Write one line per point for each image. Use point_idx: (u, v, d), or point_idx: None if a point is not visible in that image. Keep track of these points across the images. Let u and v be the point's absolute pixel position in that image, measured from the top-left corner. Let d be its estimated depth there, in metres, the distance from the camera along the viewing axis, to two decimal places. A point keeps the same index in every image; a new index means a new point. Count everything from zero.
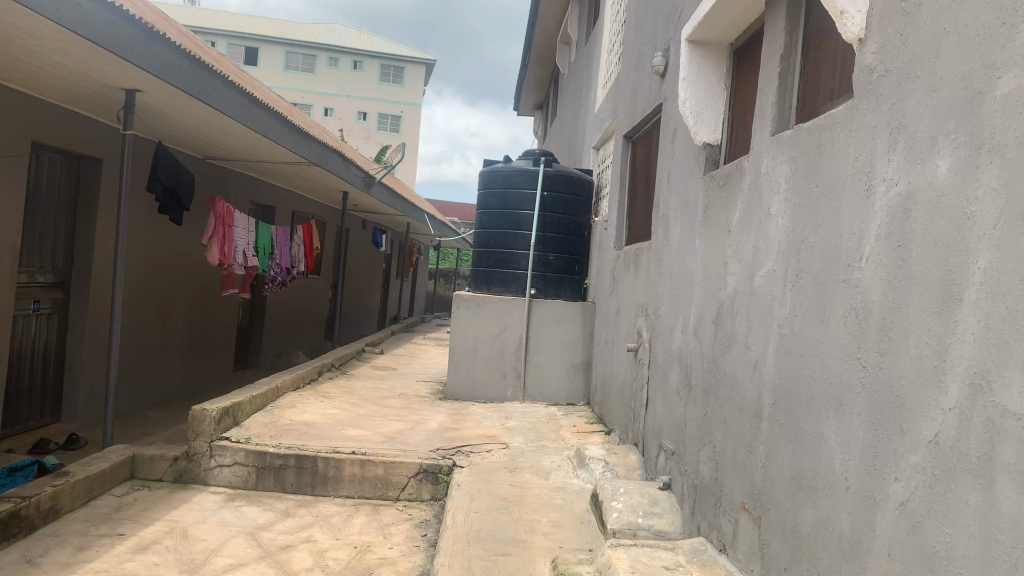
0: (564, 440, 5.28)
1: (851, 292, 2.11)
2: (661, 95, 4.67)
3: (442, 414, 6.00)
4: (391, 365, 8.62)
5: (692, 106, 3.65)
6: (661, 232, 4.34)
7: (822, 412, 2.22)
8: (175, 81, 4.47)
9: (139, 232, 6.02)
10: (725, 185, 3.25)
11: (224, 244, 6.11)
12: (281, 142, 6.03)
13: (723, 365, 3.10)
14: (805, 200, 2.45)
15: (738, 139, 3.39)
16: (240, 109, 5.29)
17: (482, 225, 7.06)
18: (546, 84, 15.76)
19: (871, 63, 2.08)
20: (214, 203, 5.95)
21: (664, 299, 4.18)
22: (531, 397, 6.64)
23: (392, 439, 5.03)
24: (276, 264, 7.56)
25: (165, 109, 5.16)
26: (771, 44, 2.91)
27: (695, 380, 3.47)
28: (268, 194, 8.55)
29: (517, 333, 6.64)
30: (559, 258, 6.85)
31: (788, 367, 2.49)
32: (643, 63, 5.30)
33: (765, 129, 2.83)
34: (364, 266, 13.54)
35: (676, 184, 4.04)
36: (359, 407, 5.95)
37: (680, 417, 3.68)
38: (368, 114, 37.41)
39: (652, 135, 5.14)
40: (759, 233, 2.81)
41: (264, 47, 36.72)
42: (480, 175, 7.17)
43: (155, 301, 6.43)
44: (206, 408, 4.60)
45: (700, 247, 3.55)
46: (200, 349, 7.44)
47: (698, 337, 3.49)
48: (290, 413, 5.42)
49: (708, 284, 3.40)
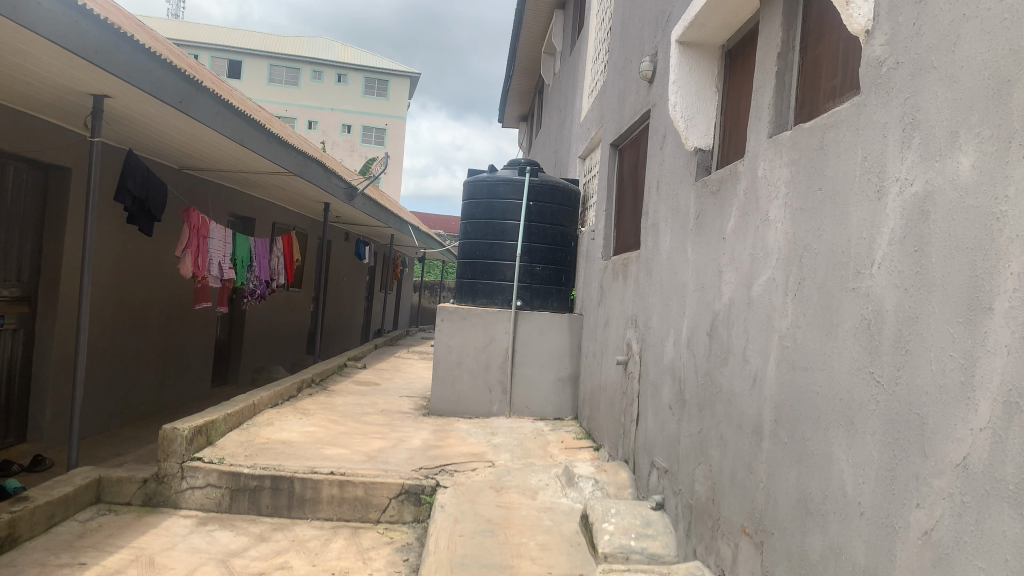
0: (552, 458, 5.10)
1: (861, 302, 1.96)
2: (649, 101, 4.54)
3: (425, 431, 5.81)
4: (373, 380, 8.41)
5: (682, 110, 3.48)
6: (651, 242, 4.20)
7: (831, 431, 2.07)
8: (147, 86, 4.30)
9: (110, 244, 5.83)
10: (719, 191, 3.10)
11: (198, 256, 5.91)
12: (259, 151, 5.85)
13: (719, 378, 2.95)
14: (807, 204, 2.31)
15: (732, 143, 3.25)
16: (216, 116, 5.11)
17: (466, 236, 6.89)
18: (531, 96, 15.64)
19: (880, 54, 1.94)
20: (189, 213, 5.74)
21: (655, 310, 4.03)
22: (517, 412, 6.46)
23: (373, 458, 4.84)
24: (255, 277, 7.34)
25: (136, 116, 4.97)
26: (767, 43, 2.78)
27: (689, 394, 3.32)
28: (246, 205, 8.35)
29: (503, 346, 6.47)
30: (545, 269, 6.69)
31: (791, 382, 2.34)
32: (630, 69, 5.17)
33: (762, 131, 2.68)
34: (346, 278, 13.33)
35: (667, 193, 3.90)
36: (339, 424, 5.75)
37: (673, 433, 3.53)
38: (352, 127, 37.26)
39: (640, 142, 5.00)
40: (756, 240, 2.67)
41: (247, 60, 36.51)
42: (463, 185, 7.01)
43: (128, 316, 6.23)
44: (177, 427, 4.39)
45: (693, 256, 3.41)
46: (177, 365, 7.23)
47: (691, 350, 3.33)
48: (266, 431, 5.21)
49: (702, 295, 3.25)
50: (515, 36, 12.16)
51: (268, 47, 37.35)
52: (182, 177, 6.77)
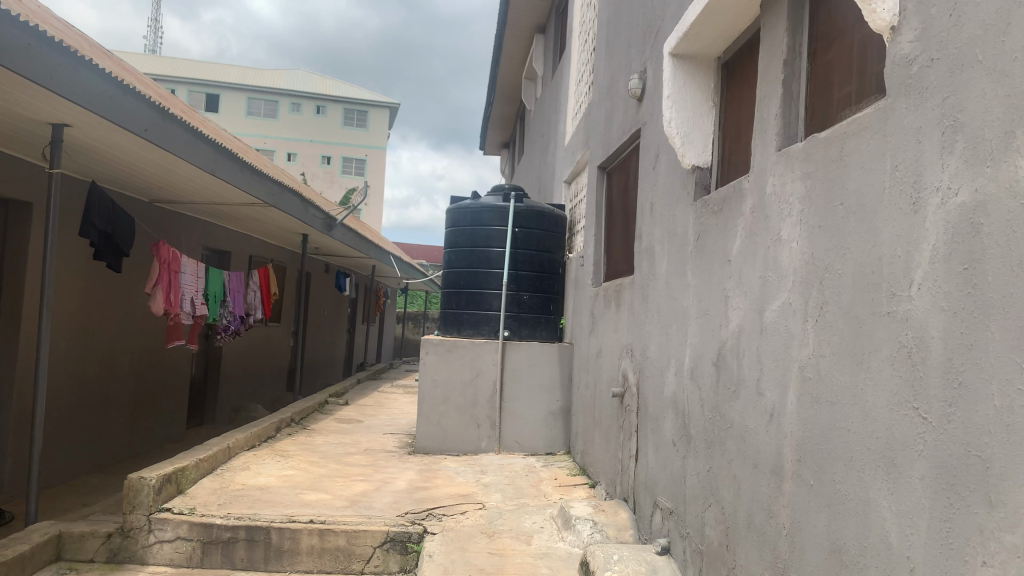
0: (546, 497, 4.83)
1: (899, 328, 1.74)
2: (638, 120, 4.37)
3: (411, 471, 5.53)
4: (356, 417, 8.11)
5: (678, 125, 3.29)
6: (646, 268, 3.98)
7: (868, 474, 1.83)
8: (110, 115, 4.07)
9: (74, 282, 5.56)
10: (721, 212, 2.91)
11: (169, 291, 5.63)
12: (233, 181, 5.61)
13: (730, 413, 2.72)
14: (827, 221, 2.10)
15: (733, 159, 3.07)
16: (184, 145, 4.87)
17: (450, 264, 6.66)
18: (513, 122, 15.52)
19: (909, 52, 1.74)
20: (159, 247, 5.47)
21: (652, 339, 3.81)
22: (507, 447, 6.19)
23: (356, 502, 4.55)
24: (230, 312, 7.06)
25: (99, 145, 4.73)
26: (770, 52, 2.60)
27: (696, 430, 3.08)
28: (220, 238, 8.08)
29: (490, 378, 6.22)
30: (532, 297, 6.47)
31: (816, 418, 2.11)
32: (617, 88, 5.01)
33: (770, 145, 2.49)
34: (327, 310, 13.03)
35: (662, 215, 3.69)
36: (320, 467, 5.46)
37: (677, 471, 3.29)
38: (332, 159, 37.12)
39: (630, 163, 4.83)
40: (767, 261, 2.46)
41: (225, 93, 36.33)
42: (446, 212, 6.80)
43: (96, 357, 5.94)
44: (145, 477, 4.10)
45: (694, 282, 3.20)
46: (149, 407, 6.92)
47: (696, 383, 3.10)
48: (242, 476, 4.90)
49: (706, 322, 3.03)
50: (495, 62, 12.05)
51: (246, 80, 37.23)
52: (151, 211, 6.51)
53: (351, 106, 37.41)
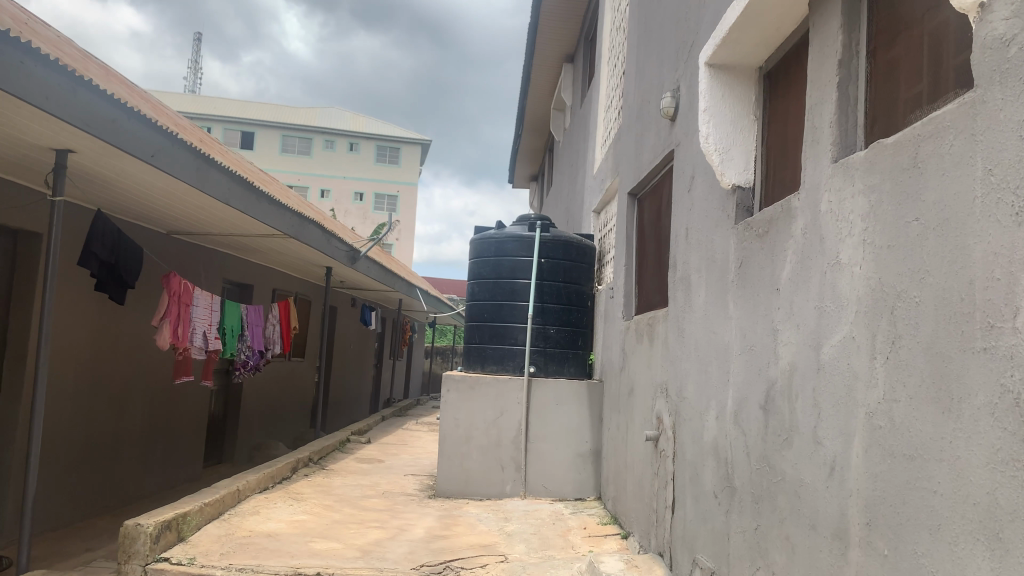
0: (574, 549, 4.47)
1: (1000, 368, 1.40)
2: (670, 141, 4.09)
3: (430, 517, 5.20)
4: (378, 457, 7.80)
5: (716, 141, 3.00)
6: (681, 300, 3.66)
7: (964, 548, 1.47)
8: (113, 141, 3.89)
9: (85, 316, 5.40)
10: (768, 234, 2.59)
11: (179, 325, 5.41)
12: (248, 210, 5.42)
13: (781, 464, 2.37)
14: (897, 241, 1.77)
15: (780, 177, 2.76)
16: (195, 172, 4.68)
17: (473, 297, 6.39)
18: (542, 154, 15.30)
19: (1004, 32, 1.43)
20: (168, 279, 5.27)
21: (689, 377, 3.48)
22: (533, 491, 5.83)
23: (368, 553, 4.23)
24: (247, 347, 6.84)
25: (107, 173, 4.56)
26: (821, 51, 2.29)
27: (741, 483, 2.73)
28: (241, 270, 7.92)
29: (515, 418, 5.89)
30: (559, 331, 6.15)
31: (890, 475, 1.75)
32: (647, 109, 4.74)
33: (824, 157, 2.18)
34: (353, 345, 12.82)
35: (699, 242, 3.38)
36: (334, 511, 5.16)
37: (719, 526, 2.93)
38: (364, 195, 37.37)
39: (661, 188, 4.53)
40: (825, 290, 2.14)
41: (260, 131, 36.89)
42: (470, 243, 6.54)
43: (107, 393, 5.76)
44: (141, 524, 3.83)
45: (736, 314, 2.87)
46: (163, 446, 6.71)
47: (741, 429, 2.76)
48: (250, 522, 4.62)
49: (751, 359, 2.70)
50: (524, 93, 11.89)
51: (280, 118, 37.80)
52: (167, 243, 6.36)
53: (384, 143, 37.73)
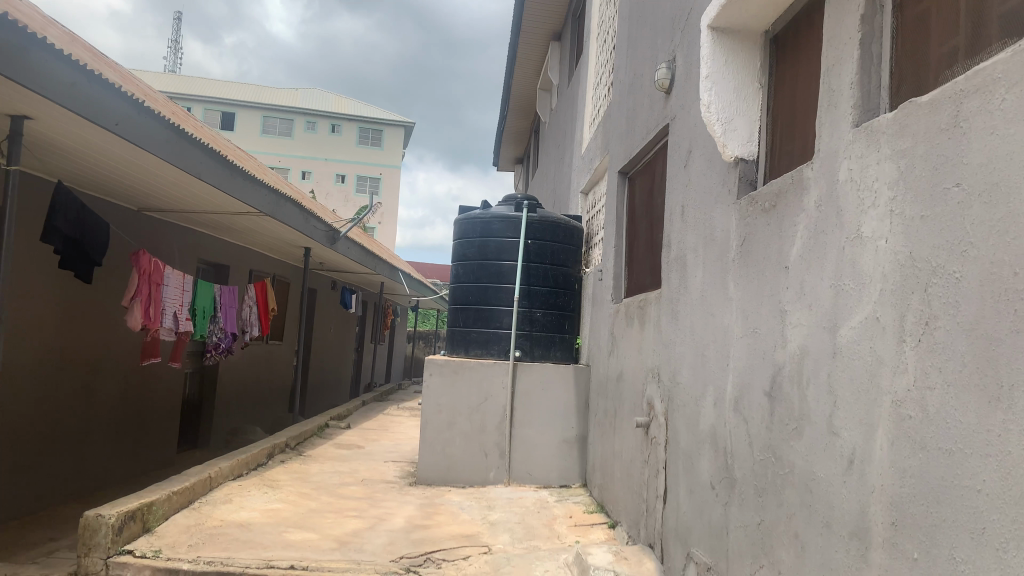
0: (560, 538, 4.30)
1: None
2: (666, 115, 3.90)
3: (411, 505, 5.01)
4: (357, 442, 7.59)
5: (718, 110, 2.80)
6: (675, 281, 3.48)
7: (1015, 556, 1.30)
8: (73, 107, 3.63)
9: (49, 294, 5.17)
10: (775, 207, 2.41)
11: (149, 305, 5.16)
12: (223, 186, 5.18)
13: (789, 455, 2.20)
14: (935, 209, 1.59)
15: (788, 149, 2.58)
16: (165, 143, 4.43)
17: (457, 279, 6.17)
18: (527, 136, 15.05)
19: None
20: (137, 256, 5.01)
21: (684, 360, 3.30)
22: (517, 479, 5.66)
23: (345, 544, 4.03)
24: (220, 329, 6.60)
25: (69, 142, 4.30)
26: (840, 7, 2.10)
27: (742, 474, 2.55)
28: (216, 250, 7.66)
29: (500, 403, 5.71)
30: (546, 315, 5.96)
31: (922, 470, 1.58)
32: (640, 83, 4.54)
33: (844, 122, 1.99)
34: (333, 329, 12.57)
35: (696, 220, 3.19)
36: (311, 500, 4.95)
37: (716, 519, 2.77)
38: (346, 177, 36.92)
39: (654, 165, 4.34)
40: (844, 266, 1.95)
41: (240, 112, 36.28)
42: (454, 223, 6.32)
43: (73, 375, 5.52)
44: (103, 514, 3.61)
45: (737, 295, 2.70)
46: (135, 430, 6.48)
47: (742, 416, 2.58)
48: (220, 511, 4.41)
49: (754, 343, 2.52)
50: (509, 73, 11.64)
51: (261, 98, 37.19)
52: (136, 220, 6.10)
53: (366, 125, 37.25)
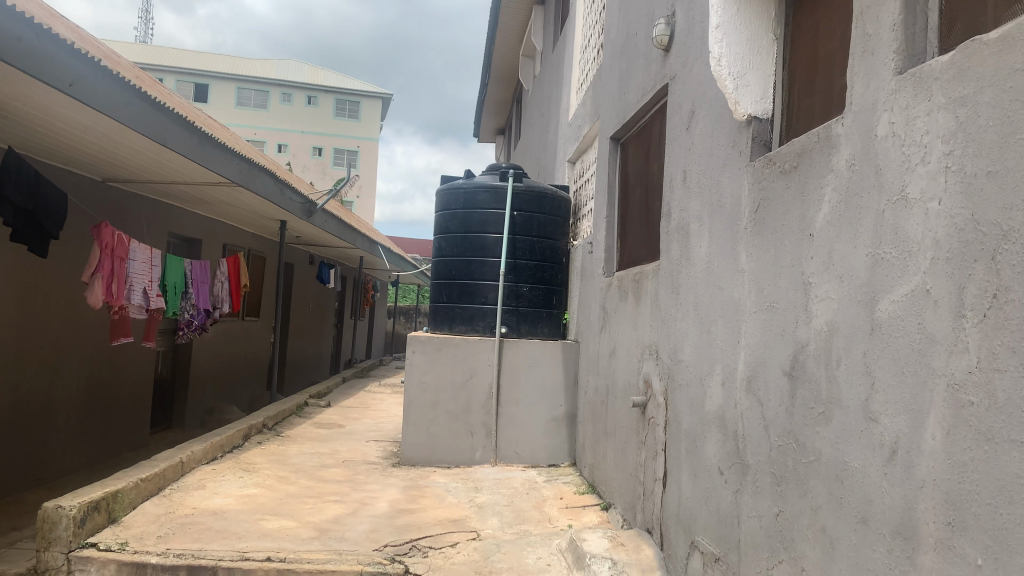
0: (551, 522, 4.11)
1: None
2: (664, 75, 3.66)
3: (394, 488, 4.80)
4: (337, 421, 7.35)
5: (729, 65, 2.58)
6: (677, 253, 3.26)
7: None
8: (19, 64, 3.29)
9: (5, 269, 4.87)
10: (797, 169, 2.19)
11: (112, 281, 4.86)
12: (191, 154, 4.85)
13: (815, 442, 2.00)
14: (1006, 163, 1.37)
15: (809, 106, 2.35)
16: (126, 107, 4.10)
17: (440, 252, 5.93)
18: (510, 106, 14.72)
19: None
20: (99, 229, 4.71)
21: (686, 336, 3.09)
22: (504, 459, 5.47)
23: (326, 532, 3.81)
24: (192, 305, 6.32)
25: (19, 104, 3.96)
26: None
27: (756, 460, 2.35)
28: (187, 223, 7.33)
29: (485, 381, 5.50)
30: (533, 289, 5.74)
31: (988, 466, 1.37)
32: (634, 42, 4.28)
33: (885, 71, 1.77)
34: (311, 304, 12.26)
35: (701, 185, 2.97)
36: (289, 484, 4.73)
37: (725, 507, 2.57)
38: (324, 150, 36.29)
39: (650, 129, 4.10)
40: (885, 234, 1.73)
41: (214, 83, 35.45)
42: (437, 193, 6.06)
43: (34, 355, 5.24)
44: (63, 505, 3.36)
45: (749, 266, 2.48)
46: (104, 412, 6.20)
47: (756, 398, 2.38)
48: (193, 498, 4.16)
49: (770, 319, 2.31)
50: (491, 39, 11.29)
51: (235, 69, 36.35)
52: (99, 191, 5.77)
53: (343, 97, 36.56)
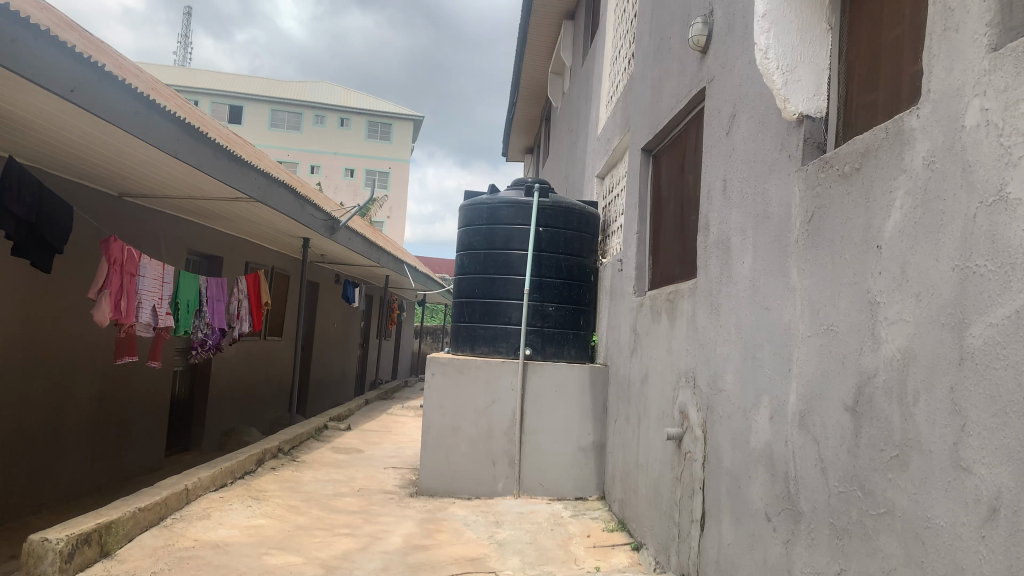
0: (577, 562, 3.79)
1: None
2: (700, 78, 3.38)
3: (410, 521, 4.52)
4: (357, 446, 7.09)
5: (777, 59, 2.29)
6: (717, 270, 2.96)
7: None
8: (17, 67, 3.10)
9: (12, 290, 4.70)
10: (859, 172, 1.89)
11: (120, 297, 4.67)
12: (205, 166, 4.67)
13: (887, 492, 1.68)
14: None
15: (872, 100, 2.06)
16: (134, 114, 3.91)
17: (462, 270, 5.68)
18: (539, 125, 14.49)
19: None
20: (107, 244, 4.53)
21: (727, 362, 2.78)
22: (528, 490, 5.15)
23: (333, 570, 3.54)
24: (206, 324, 6.13)
25: (22, 111, 3.79)
26: None
27: (812, 509, 2.04)
28: (206, 239, 7.17)
29: (508, 406, 5.21)
30: (559, 309, 5.45)
31: None
32: (668, 47, 4.01)
33: (976, 49, 1.47)
34: (335, 324, 12.07)
35: (743, 194, 2.67)
36: (298, 514, 4.46)
37: (774, 559, 2.25)
38: (355, 171, 36.46)
39: (684, 138, 3.82)
40: (980, 245, 1.43)
41: (248, 105, 35.84)
42: (460, 209, 5.81)
43: (42, 377, 5.06)
44: (51, 538, 3.13)
45: (802, 284, 2.18)
46: (116, 434, 6.01)
47: (811, 436, 2.07)
48: (195, 529, 3.92)
49: (829, 344, 2.00)
50: (520, 57, 11.09)
51: (269, 91, 36.74)
52: (112, 207, 5.62)
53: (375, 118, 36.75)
